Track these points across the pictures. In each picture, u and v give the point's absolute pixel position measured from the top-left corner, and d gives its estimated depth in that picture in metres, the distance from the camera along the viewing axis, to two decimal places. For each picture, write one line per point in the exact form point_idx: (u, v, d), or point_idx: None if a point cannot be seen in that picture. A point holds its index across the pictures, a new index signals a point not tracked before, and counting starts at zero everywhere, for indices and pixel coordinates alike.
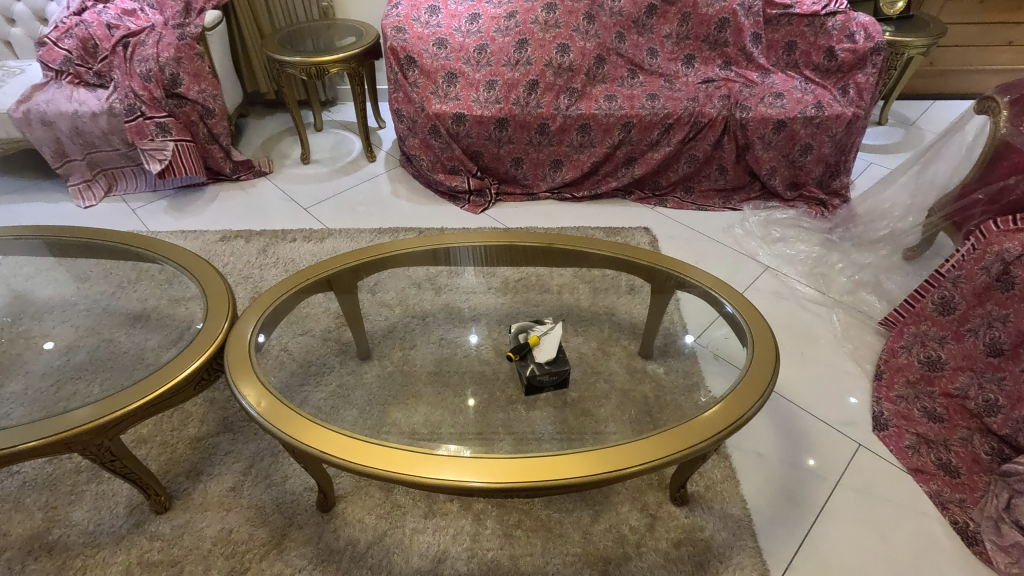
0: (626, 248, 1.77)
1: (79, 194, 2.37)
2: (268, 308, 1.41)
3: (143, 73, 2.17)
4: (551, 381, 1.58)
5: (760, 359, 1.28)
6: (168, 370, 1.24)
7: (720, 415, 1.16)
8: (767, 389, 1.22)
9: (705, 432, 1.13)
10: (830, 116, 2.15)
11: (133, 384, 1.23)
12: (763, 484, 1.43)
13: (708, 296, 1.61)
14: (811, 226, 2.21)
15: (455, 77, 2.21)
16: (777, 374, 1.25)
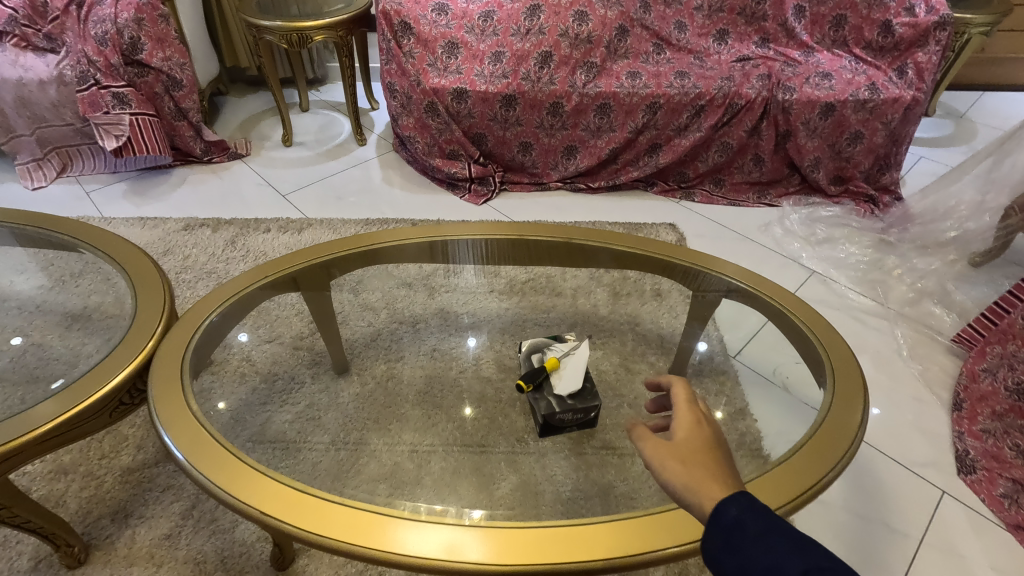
0: (665, 246, 1.47)
1: (28, 173, 2.09)
2: (232, 298, 1.17)
3: (98, 36, 1.90)
4: (563, 416, 1.24)
5: (844, 391, 1.00)
6: (76, 392, 0.95)
7: (804, 467, 0.87)
8: (857, 432, 0.93)
9: (785, 493, 0.84)
10: (886, 99, 1.88)
11: (28, 410, 0.94)
12: (842, 553, 1.13)
13: (765, 306, 1.33)
14: (861, 226, 1.92)
15: (457, 47, 1.93)
16: (867, 412, 0.97)
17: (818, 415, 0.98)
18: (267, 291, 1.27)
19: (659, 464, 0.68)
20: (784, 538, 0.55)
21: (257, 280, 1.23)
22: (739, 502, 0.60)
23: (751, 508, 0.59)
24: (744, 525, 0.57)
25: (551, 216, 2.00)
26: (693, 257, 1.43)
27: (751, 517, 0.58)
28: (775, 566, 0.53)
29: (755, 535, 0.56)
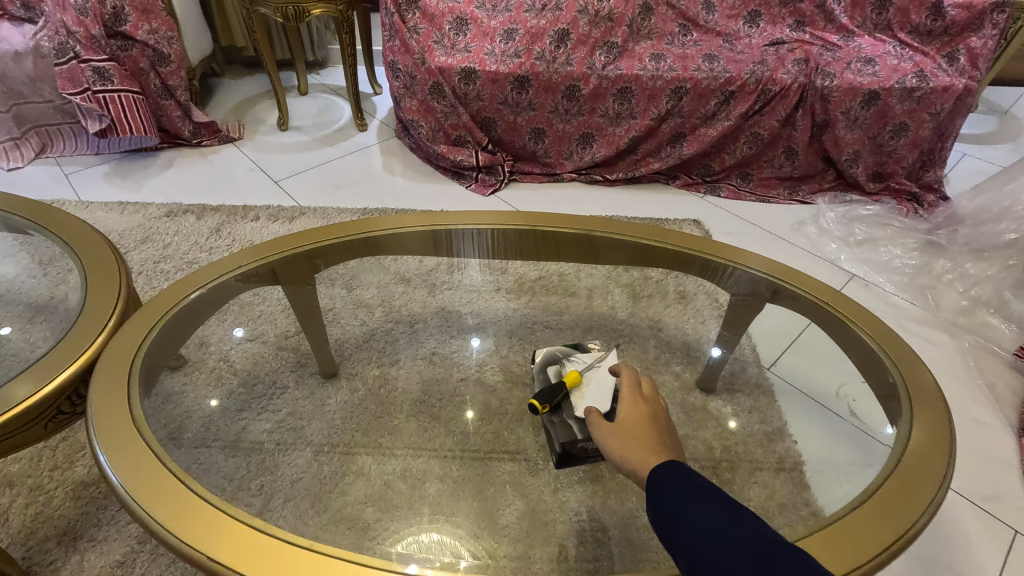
0: (711, 246, 1.26)
1: (3, 153, 1.94)
2: (196, 287, 1.02)
3: (77, 4, 1.74)
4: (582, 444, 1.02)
5: (927, 423, 0.86)
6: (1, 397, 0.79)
7: (887, 514, 0.73)
8: (945, 471, 0.79)
9: (867, 549, 0.70)
10: (937, 88, 1.70)
11: None
12: None
13: (818, 314, 1.16)
14: (904, 226, 1.76)
15: (465, 23, 1.79)
16: (954, 447, 0.83)
17: (898, 448, 0.84)
18: (247, 280, 1.12)
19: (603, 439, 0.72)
20: (693, 488, 0.59)
21: (230, 270, 1.07)
22: (669, 463, 0.64)
23: (681, 466, 0.63)
24: (669, 479, 0.61)
25: (565, 209, 1.84)
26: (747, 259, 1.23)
27: (675, 471, 0.62)
28: (682, 512, 0.57)
29: (679, 487, 0.59)
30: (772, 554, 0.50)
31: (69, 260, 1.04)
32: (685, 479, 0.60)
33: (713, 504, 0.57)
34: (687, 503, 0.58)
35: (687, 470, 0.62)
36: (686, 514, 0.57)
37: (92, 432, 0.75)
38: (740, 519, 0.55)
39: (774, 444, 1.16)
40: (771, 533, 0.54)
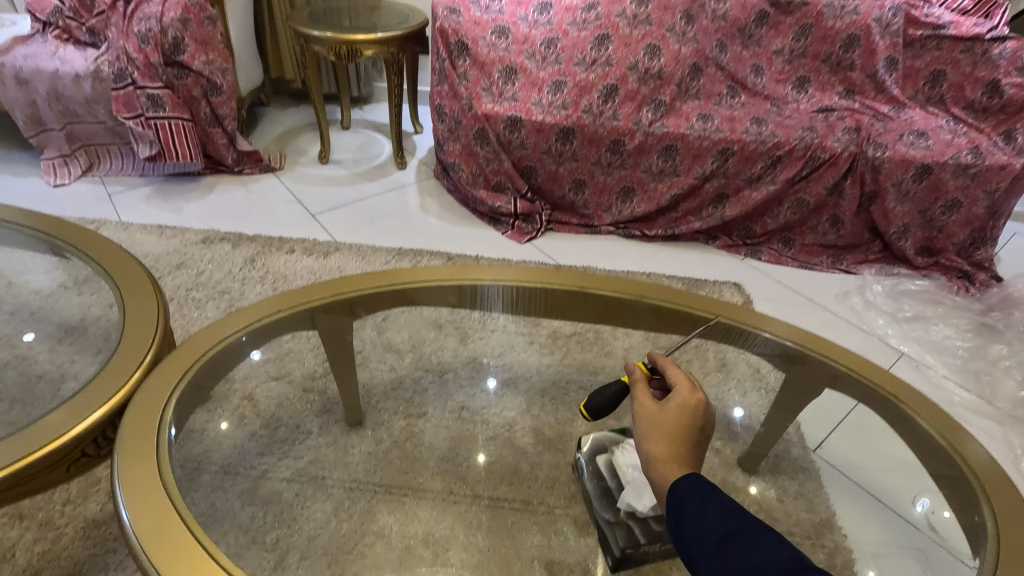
0: (740, 313, 1.19)
1: (51, 169, 1.98)
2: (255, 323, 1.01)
3: (140, 33, 1.82)
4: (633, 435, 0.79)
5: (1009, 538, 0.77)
6: (38, 429, 0.77)
7: None
8: None
9: None
10: (993, 166, 1.67)
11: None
12: None
13: (881, 404, 1.05)
14: (957, 305, 1.68)
15: (515, 73, 1.79)
16: None
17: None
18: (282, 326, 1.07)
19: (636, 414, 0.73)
20: (718, 508, 0.58)
21: (264, 315, 1.04)
22: (682, 480, 0.62)
23: (690, 490, 0.60)
24: (677, 516, 0.59)
25: (603, 262, 1.82)
26: (780, 329, 1.14)
27: (677, 506, 0.60)
28: (700, 531, 0.56)
29: (689, 525, 0.58)
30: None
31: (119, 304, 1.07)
32: (690, 511, 0.58)
33: (716, 543, 0.55)
34: (696, 543, 0.56)
35: (700, 492, 0.60)
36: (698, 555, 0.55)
37: (116, 459, 0.73)
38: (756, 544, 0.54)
39: (823, 538, 1.07)
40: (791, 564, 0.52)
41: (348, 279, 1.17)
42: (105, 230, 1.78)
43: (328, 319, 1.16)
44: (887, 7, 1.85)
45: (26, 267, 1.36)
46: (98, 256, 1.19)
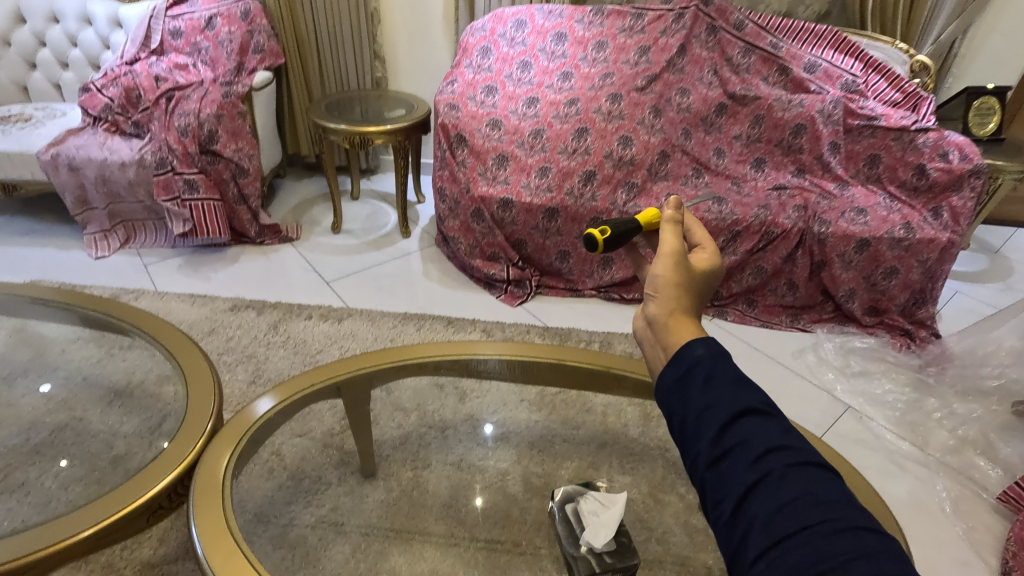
0: None
1: (93, 243, 2.22)
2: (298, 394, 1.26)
3: (180, 127, 2.09)
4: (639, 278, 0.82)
5: None
6: (131, 487, 1.04)
7: None
8: None
9: None
10: (922, 240, 1.92)
11: (95, 498, 1.04)
12: None
13: None
14: (898, 361, 1.91)
15: (506, 160, 2.05)
16: None
17: None
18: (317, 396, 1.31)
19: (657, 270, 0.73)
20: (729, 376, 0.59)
21: (302, 388, 1.28)
22: (698, 347, 0.63)
23: (707, 358, 0.61)
24: (680, 386, 0.61)
25: (586, 323, 2.04)
26: None
27: (685, 374, 0.61)
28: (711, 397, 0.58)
29: (693, 394, 0.59)
30: (772, 458, 0.53)
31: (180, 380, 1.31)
32: (698, 381, 0.60)
33: (721, 410, 0.57)
34: (698, 410, 0.58)
35: (715, 359, 0.61)
36: (696, 419, 0.58)
37: (193, 497, 0.98)
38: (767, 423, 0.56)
39: None
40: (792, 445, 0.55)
41: (368, 356, 1.40)
42: (144, 300, 2.00)
43: (347, 390, 1.37)
44: (829, 100, 2.14)
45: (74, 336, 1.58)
46: (155, 334, 1.42)
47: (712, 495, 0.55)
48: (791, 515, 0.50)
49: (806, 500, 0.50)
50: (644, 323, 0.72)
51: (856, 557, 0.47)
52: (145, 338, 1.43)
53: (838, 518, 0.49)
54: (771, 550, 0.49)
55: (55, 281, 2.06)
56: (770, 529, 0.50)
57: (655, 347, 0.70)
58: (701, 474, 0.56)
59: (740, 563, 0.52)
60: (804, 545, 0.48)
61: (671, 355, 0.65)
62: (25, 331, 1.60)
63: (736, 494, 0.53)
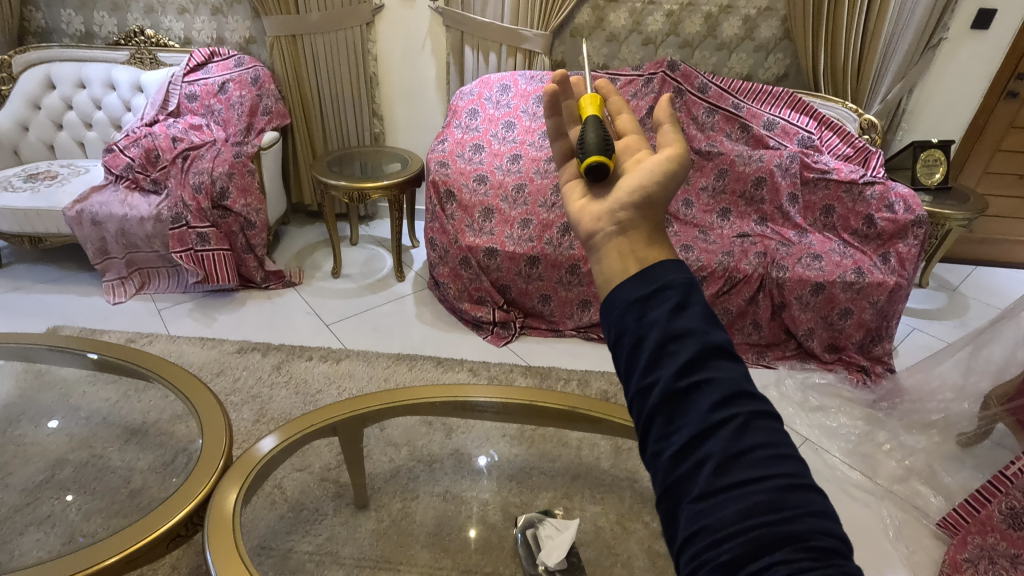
0: None
1: (111, 289, 2.41)
2: (301, 430, 1.43)
3: (195, 184, 2.30)
4: (583, 152, 0.64)
5: None
6: (155, 517, 1.20)
7: None
8: None
9: None
10: (871, 283, 2.09)
11: (123, 528, 1.20)
12: None
13: None
14: (853, 396, 2.08)
15: (492, 213, 2.24)
16: None
17: None
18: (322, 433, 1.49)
19: (649, 178, 0.57)
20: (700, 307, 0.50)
21: (307, 427, 1.45)
22: (675, 269, 0.52)
23: (682, 283, 0.51)
24: (641, 305, 0.50)
25: (566, 361, 2.21)
26: None
27: (652, 294, 0.50)
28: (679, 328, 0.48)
29: (658, 317, 0.49)
30: (738, 402, 0.46)
31: (194, 418, 1.47)
32: (667, 305, 0.49)
33: (690, 342, 0.48)
34: (663, 336, 0.48)
35: (689, 285, 0.51)
36: (656, 345, 0.48)
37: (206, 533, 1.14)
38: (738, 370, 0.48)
39: None
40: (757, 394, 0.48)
41: (362, 398, 1.58)
42: (157, 343, 2.17)
43: (343, 429, 1.54)
44: (785, 155, 2.33)
45: (92, 378, 1.72)
46: (170, 380, 1.58)
47: (659, 425, 0.47)
48: (748, 462, 0.44)
49: (766, 451, 0.44)
50: (611, 229, 0.57)
51: (806, 512, 0.42)
52: (161, 383, 1.59)
53: (794, 473, 0.44)
54: (718, 492, 0.43)
55: (76, 326, 2.23)
56: (721, 471, 0.44)
57: (620, 257, 0.55)
58: (652, 403, 0.47)
59: (678, 498, 0.46)
60: (756, 494, 0.43)
61: (639, 269, 0.53)
62: (46, 376, 1.74)
63: (691, 431, 0.46)
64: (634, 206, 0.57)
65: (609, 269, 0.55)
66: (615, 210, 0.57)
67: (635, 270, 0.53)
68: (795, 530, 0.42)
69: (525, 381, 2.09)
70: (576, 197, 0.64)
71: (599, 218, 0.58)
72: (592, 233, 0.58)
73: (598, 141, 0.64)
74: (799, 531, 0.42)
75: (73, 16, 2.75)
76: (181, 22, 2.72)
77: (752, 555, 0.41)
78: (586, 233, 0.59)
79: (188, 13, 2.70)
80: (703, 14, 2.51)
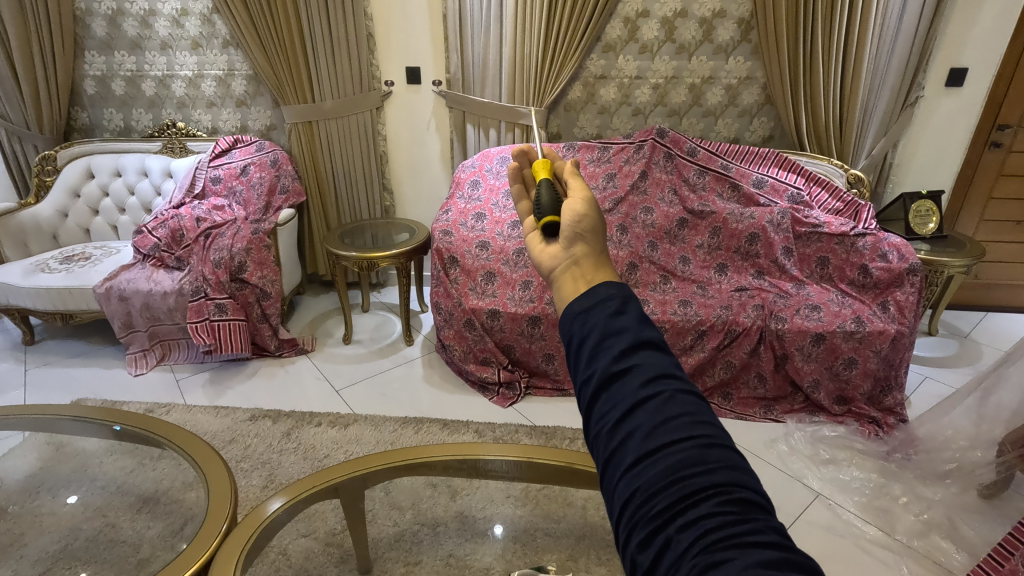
0: None
1: (134, 362, 2.52)
2: (309, 489, 1.47)
3: (215, 260, 2.45)
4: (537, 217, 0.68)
5: None
6: None
7: None
8: None
9: None
10: (872, 332, 2.09)
11: None
12: None
13: None
14: (865, 448, 2.04)
15: (494, 276, 2.33)
16: None
17: None
18: (328, 492, 1.52)
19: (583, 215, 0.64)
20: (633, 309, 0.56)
21: (312, 488, 1.48)
22: (615, 284, 0.58)
23: (620, 293, 0.57)
24: (585, 312, 0.56)
25: (572, 420, 2.21)
26: None
27: (593, 301, 0.56)
28: (611, 322, 0.54)
29: (597, 317, 0.55)
30: (664, 381, 0.51)
31: (203, 485, 1.51)
32: (605, 309, 0.55)
33: (623, 336, 0.53)
34: (602, 333, 0.53)
35: (625, 295, 0.57)
36: (596, 338, 0.53)
37: None
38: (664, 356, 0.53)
39: None
40: (685, 379, 0.52)
41: (360, 461, 1.57)
42: (174, 412, 2.24)
43: (343, 492, 1.55)
44: (776, 212, 2.40)
45: (112, 447, 1.76)
46: (181, 446, 1.63)
47: (599, 408, 0.52)
48: (674, 430, 0.48)
49: (691, 421, 0.48)
50: (567, 261, 0.62)
51: (724, 467, 0.46)
52: (172, 449, 1.64)
53: (714, 438, 0.48)
54: (647, 458, 0.47)
55: (98, 398, 2.33)
56: (651, 440, 0.48)
57: (574, 282, 0.60)
58: (592, 391, 0.52)
59: (614, 471, 0.49)
60: (679, 454, 0.46)
61: (588, 287, 0.59)
62: (65, 447, 1.79)
63: (623, 408, 0.49)
64: (585, 239, 0.63)
65: (564, 292, 0.60)
66: (569, 246, 0.63)
67: (584, 289, 0.59)
68: (714, 483, 0.45)
69: (530, 440, 2.10)
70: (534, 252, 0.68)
71: (557, 255, 0.63)
72: (552, 268, 0.63)
73: (548, 199, 0.69)
74: (720, 485, 0.45)
75: (114, 113, 3.04)
76: (209, 114, 3.00)
77: (679, 510, 0.45)
78: (548, 268, 0.63)
79: (216, 106, 2.98)
80: (687, 85, 2.69)
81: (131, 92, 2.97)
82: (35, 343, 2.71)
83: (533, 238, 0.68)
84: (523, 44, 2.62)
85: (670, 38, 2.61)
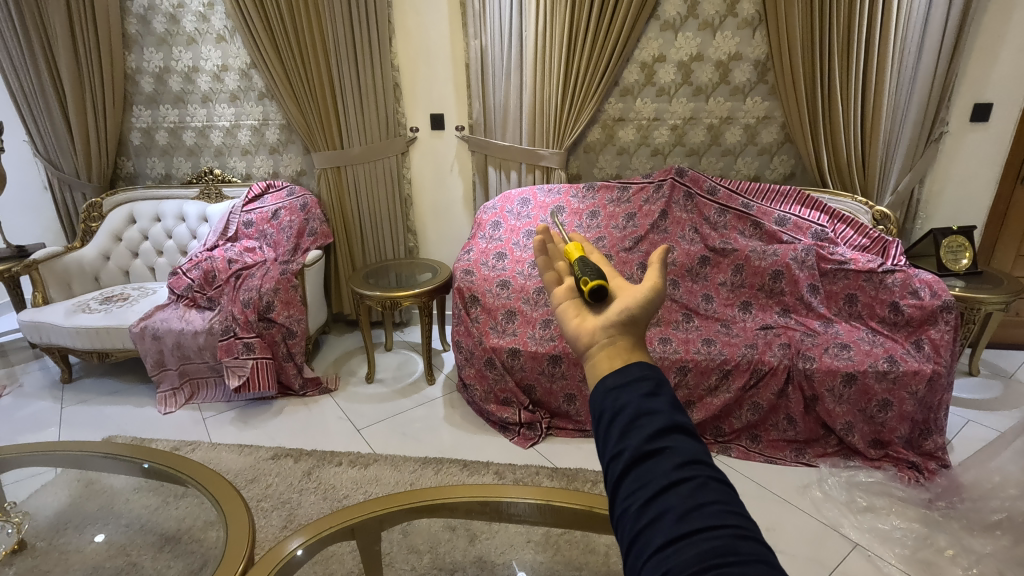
0: None
1: (164, 400, 2.58)
2: (329, 527, 1.47)
3: (245, 300, 2.52)
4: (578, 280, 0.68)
5: None
6: None
7: None
8: None
9: None
10: (907, 371, 2.00)
11: None
12: None
13: None
14: (906, 496, 1.94)
15: (514, 315, 2.34)
16: None
17: None
18: (342, 533, 1.49)
19: (632, 303, 0.62)
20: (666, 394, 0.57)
21: (326, 527, 1.46)
22: (648, 366, 0.59)
23: (654, 374, 0.58)
24: (617, 389, 0.56)
25: (593, 461, 2.16)
26: None
27: (626, 380, 0.57)
28: (644, 402, 0.54)
29: (630, 396, 0.55)
30: (696, 466, 0.51)
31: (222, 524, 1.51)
32: (639, 388, 0.56)
33: (657, 416, 0.53)
34: (634, 411, 0.54)
35: (659, 376, 0.58)
36: (628, 416, 0.54)
37: None
38: (696, 443, 0.53)
39: None
40: (717, 470, 0.52)
41: (372, 500, 1.55)
42: (199, 450, 2.28)
43: (360, 533, 1.52)
44: (800, 249, 2.36)
45: (137, 485, 1.79)
46: (202, 483, 1.64)
47: (629, 486, 0.51)
48: (706, 514, 0.47)
49: (723, 508, 0.48)
50: (603, 340, 0.61)
51: (757, 559, 0.45)
52: (193, 485, 1.66)
53: (747, 530, 0.47)
54: (677, 541, 0.46)
55: (128, 435, 2.38)
56: (682, 522, 0.47)
57: (609, 360, 0.60)
58: (623, 468, 0.52)
59: (641, 553, 0.48)
60: (712, 542, 0.45)
61: (622, 365, 0.59)
62: (95, 484, 1.83)
63: (656, 487, 0.49)
64: (621, 323, 0.62)
65: (597, 369, 0.60)
66: (606, 325, 0.62)
67: (618, 365, 0.59)
68: None
69: (551, 482, 2.06)
70: (571, 317, 0.67)
71: (593, 332, 0.62)
72: (587, 345, 0.62)
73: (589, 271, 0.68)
74: None
75: (156, 162, 3.22)
76: (243, 161, 3.15)
77: None
78: (582, 345, 0.63)
79: (250, 153, 3.13)
80: (705, 125, 2.72)
81: (173, 142, 3.15)
82: (72, 381, 2.81)
83: (571, 309, 0.68)
84: (543, 90, 2.71)
85: (687, 81, 2.67)
